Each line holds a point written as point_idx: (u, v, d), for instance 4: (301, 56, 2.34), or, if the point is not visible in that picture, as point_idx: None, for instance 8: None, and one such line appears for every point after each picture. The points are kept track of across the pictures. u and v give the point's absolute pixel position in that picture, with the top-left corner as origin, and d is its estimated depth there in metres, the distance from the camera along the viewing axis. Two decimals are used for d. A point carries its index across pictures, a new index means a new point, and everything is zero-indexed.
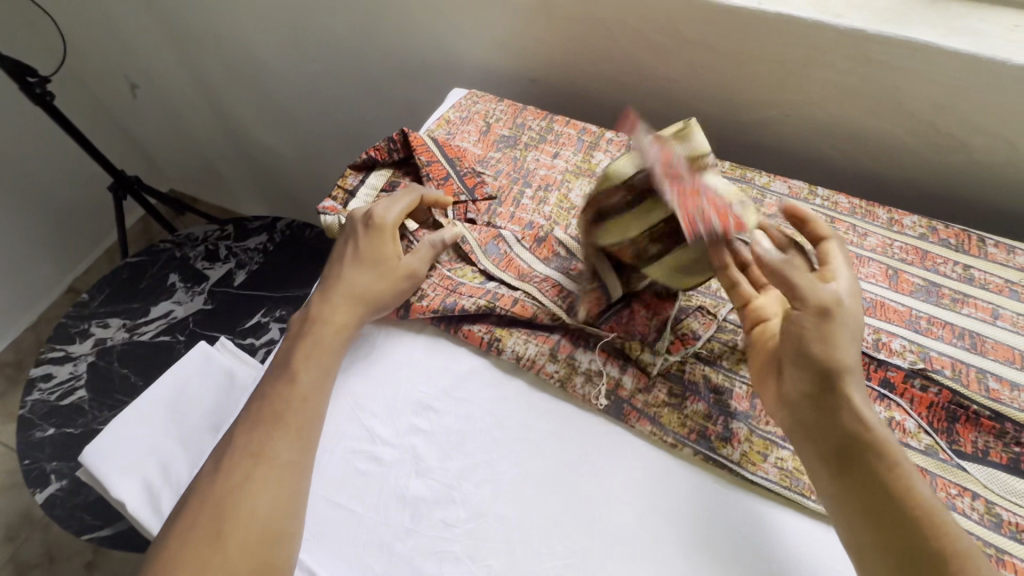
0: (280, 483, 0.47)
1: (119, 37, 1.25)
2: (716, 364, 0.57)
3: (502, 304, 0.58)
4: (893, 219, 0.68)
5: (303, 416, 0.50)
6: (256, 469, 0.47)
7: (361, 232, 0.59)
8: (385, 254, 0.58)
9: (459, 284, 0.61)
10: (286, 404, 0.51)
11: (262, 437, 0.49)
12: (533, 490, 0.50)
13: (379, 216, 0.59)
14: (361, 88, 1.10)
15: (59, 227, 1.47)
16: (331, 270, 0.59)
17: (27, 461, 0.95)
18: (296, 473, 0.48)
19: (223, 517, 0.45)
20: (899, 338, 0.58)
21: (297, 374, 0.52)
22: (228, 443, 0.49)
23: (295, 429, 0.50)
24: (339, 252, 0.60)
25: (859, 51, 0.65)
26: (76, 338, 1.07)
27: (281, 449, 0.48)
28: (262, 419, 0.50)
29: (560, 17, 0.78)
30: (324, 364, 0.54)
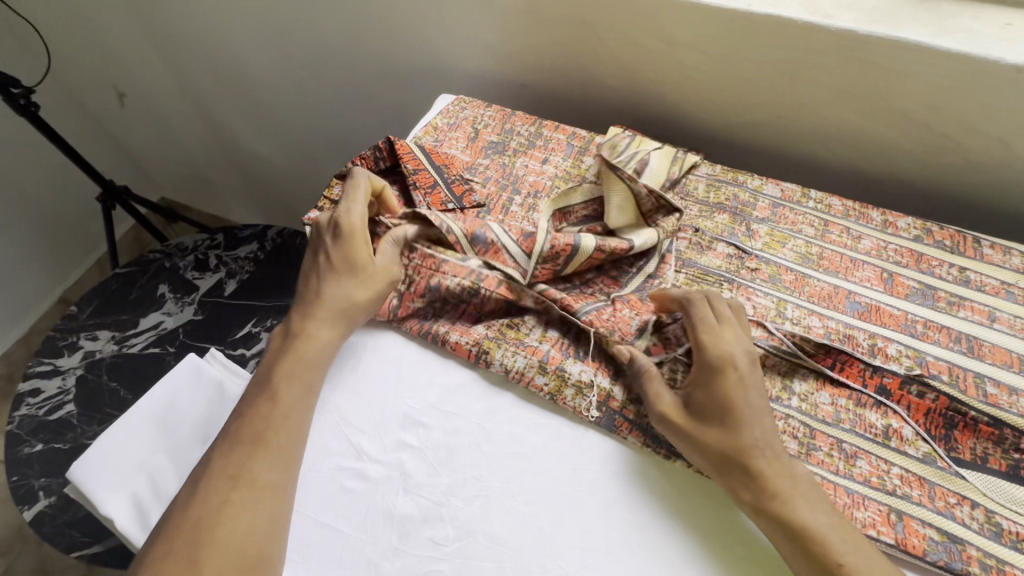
0: (263, 503, 0.46)
1: (105, 46, 1.24)
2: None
3: (487, 286, 0.59)
4: (887, 221, 0.67)
5: (284, 435, 0.49)
6: (237, 491, 0.45)
7: (331, 241, 0.57)
8: (359, 264, 0.56)
9: (441, 262, 0.60)
10: (268, 421, 0.49)
11: (243, 457, 0.47)
12: (524, 506, 0.49)
13: (345, 223, 0.57)
14: (349, 94, 1.09)
15: (48, 238, 1.45)
16: (309, 284, 0.57)
17: (15, 478, 0.94)
18: (284, 492, 0.47)
19: (201, 542, 0.43)
20: (895, 343, 0.57)
21: (277, 395, 0.51)
22: (203, 465, 0.48)
23: (275, 449, 0.48)
24: (311, 265, 0.58)
25: (850, 52, 0.65)
26: (64, 351, 1.06)
27: (262, 470, 0.47)
28: (242, 439, 0.48)
29: (548, 22, 0.77)
30: (303, 379, 0.52)
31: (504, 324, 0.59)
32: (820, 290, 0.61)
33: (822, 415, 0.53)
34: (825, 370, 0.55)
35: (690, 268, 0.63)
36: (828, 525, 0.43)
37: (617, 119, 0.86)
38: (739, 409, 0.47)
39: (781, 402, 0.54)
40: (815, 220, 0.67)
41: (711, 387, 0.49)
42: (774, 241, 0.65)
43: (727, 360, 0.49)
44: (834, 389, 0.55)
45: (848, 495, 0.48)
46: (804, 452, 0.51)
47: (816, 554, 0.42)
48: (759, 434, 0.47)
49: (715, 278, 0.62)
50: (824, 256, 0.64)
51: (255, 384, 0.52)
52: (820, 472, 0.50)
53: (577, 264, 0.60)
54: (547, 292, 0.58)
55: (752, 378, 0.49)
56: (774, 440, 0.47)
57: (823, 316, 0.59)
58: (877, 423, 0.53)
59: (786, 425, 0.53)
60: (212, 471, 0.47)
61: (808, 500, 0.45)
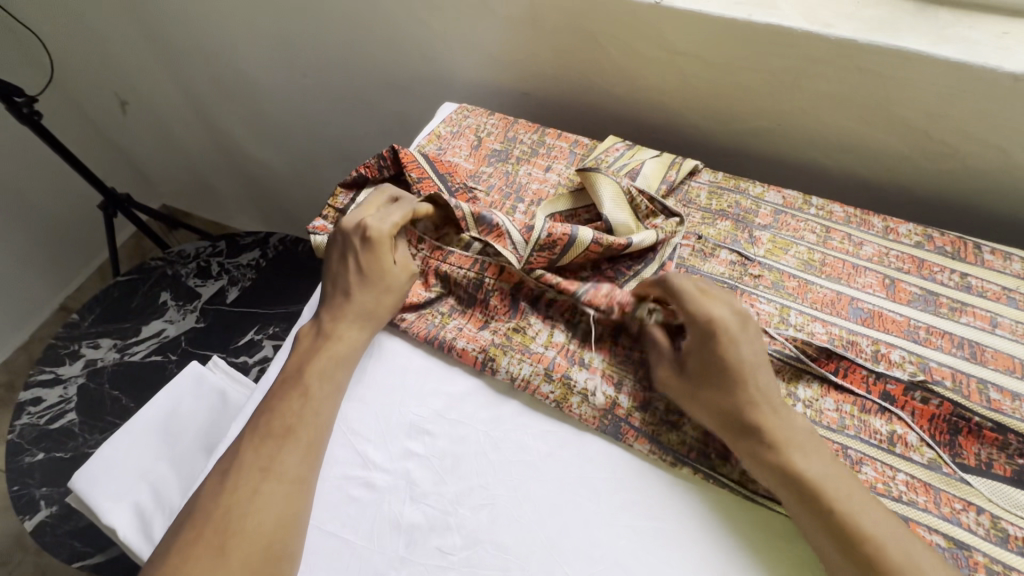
0: (291, 498, 0.46)
1: (108, 55, 1.25)
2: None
3: (489, 276, 0.61)
4: (889, 228, 0.67)
5: (314, 431, 0.50)
6: (267, 481, 0.46)
7: (359, 247, 0.57)
8: (386, 269, 0.57)
9: (448, 254, 0.62)
10: (300, 415, 0.50)
11: (272, 450, 0.48)
12: (531, 513, 0.49)
13: (375, 230, 0.57)
14: (351, 102, 1.09)
15: (49, 246, 1.45)
16: (336, 287, 0.58)
17: (16, 488, 0.93)
18: (301, 495, 0.47)
19: (226, 536, 0.43)
20: (898, 349, 0.58)
21: (308, 390, 0.51)
22: (217, 470, 0.48)
23: (305, 445, 0.49)
24: (337, 268, 0.58)
25: (850, 60, 0.65)
26: (66, 360, 1.05)
27: (292, 462, 0.48)
28: (272, 432, 0.49)
29: (550, 31, 0.78)
30: (332, 378, 0.53)
31: (510, 328, 0.59)
32: (823, 296, 0.62)
33: (827, 422, 0.53)
34: (829, 375, 0.56)
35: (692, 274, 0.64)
36: (824, 472, 0.45)
37: (618, 126, 0.86)
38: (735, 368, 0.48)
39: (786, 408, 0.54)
40: (817, 226, 0.68)
41: (704, 350, 0.49)
42: (776, 247, 0.66)
43: (719, 323, 0.49)
44: (839, 395, 0.55)
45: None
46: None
47: (817, 500, 0.44)
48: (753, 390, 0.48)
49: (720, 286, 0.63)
50: (827, 263, 0.64)
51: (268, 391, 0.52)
52: None
53: (573, 255, 0.60)
54: (543, 277, 0.58)
55: (744, 335, 0.49)
56: (768, 395, 0.48)
57: (827, 322, 0.60)
58: (882, 430, 0.53)
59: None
60: (242, 462, 0.47)
61: (806, 450, 0.47)
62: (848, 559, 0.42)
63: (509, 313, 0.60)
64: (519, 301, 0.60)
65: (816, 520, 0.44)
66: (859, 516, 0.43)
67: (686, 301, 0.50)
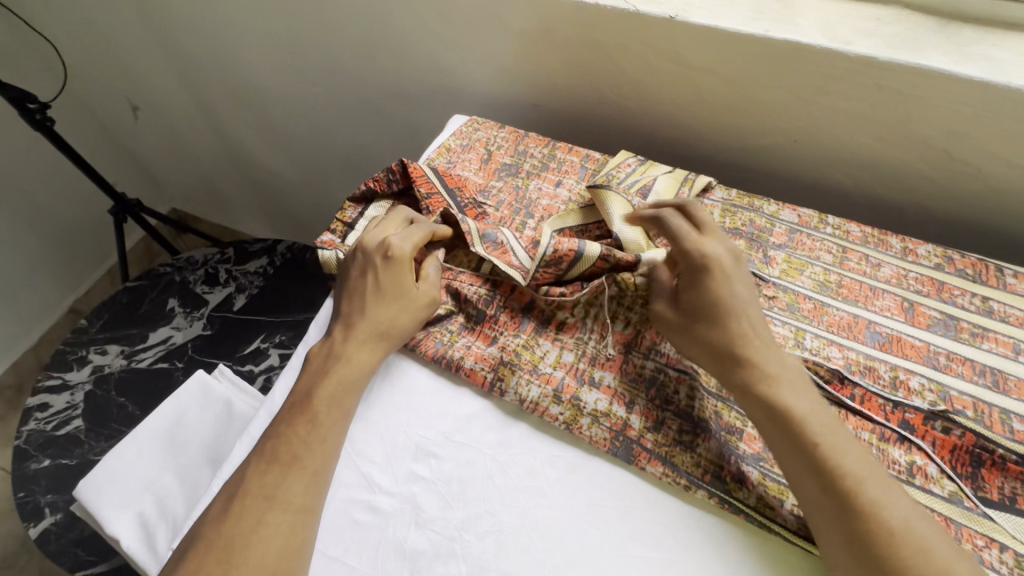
0: (296, 528, 0.45)
1: (120, 60, 1.25)
2: (728, 399, 0.54)
3: (501, 294, 0.61)
4: (907, 249, 0.66)
5: (320, 458, 0.49)
6: (271, 512, 0.45)
7: (380, 265, 0.57)
8: (406, 289, 0.57)
9: (457, 274, 0.63)
10: (307, 443, 0.49)
11: (276, 478, 0.47)
12: (539, 542, 0.48)
13: (397, 248, 0.57)
14: (361, 112, 1.09)
15: (59, 249, 1.46)
16: (352, 305, 0.57)
17: (21, 495, 0.93)
18: (306, 523, 0.46)
19: (229, 567, 0.43)
20: (917, 376, 0.56)
21: (315, 416, 0.51)
22: (224, 496, 0.47)
23: (310, 472, 0.48)
24: (355, 285, 0.58)
25: (870, 78, 0.64)
26: (74, 365, 1.06)
27: (295, 491, 0.47)
28: (278, 458, 0.48)
29: (562, 45, 0.77)
30: (340, 402, 0.52)
31: (518, 344, 0.58)
32: (840, 320, 0.60)
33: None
34: (846, 401, 0.54)
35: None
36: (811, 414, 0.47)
37: (630, 140, 0.85)
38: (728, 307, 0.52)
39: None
40: (833, 246, 0.66)
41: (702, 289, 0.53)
42: (791, 268, 0.65)
43: (713, 263, 0.53)
44: (857, 421, 0.53)
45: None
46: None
47: (801, 437, 0.45)
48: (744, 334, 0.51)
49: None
50: (843, 284, 0.63)
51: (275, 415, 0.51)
52: None
53: (580, 272, 0.58)
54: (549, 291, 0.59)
55: (739, 276, 0.53)
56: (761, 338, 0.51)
57: (844, 347, 0.58)
58: (900, 460, 0.51)
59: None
60: (247, 490, 0.46)
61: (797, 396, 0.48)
62: (823, 491, 0.43)
63: (518, 328, 0.59)
64: (530, 319, 0.60)
65: (796, 454, 0.45)
66: (839, 452, 0.44)
67: (682, 243, 0.54)
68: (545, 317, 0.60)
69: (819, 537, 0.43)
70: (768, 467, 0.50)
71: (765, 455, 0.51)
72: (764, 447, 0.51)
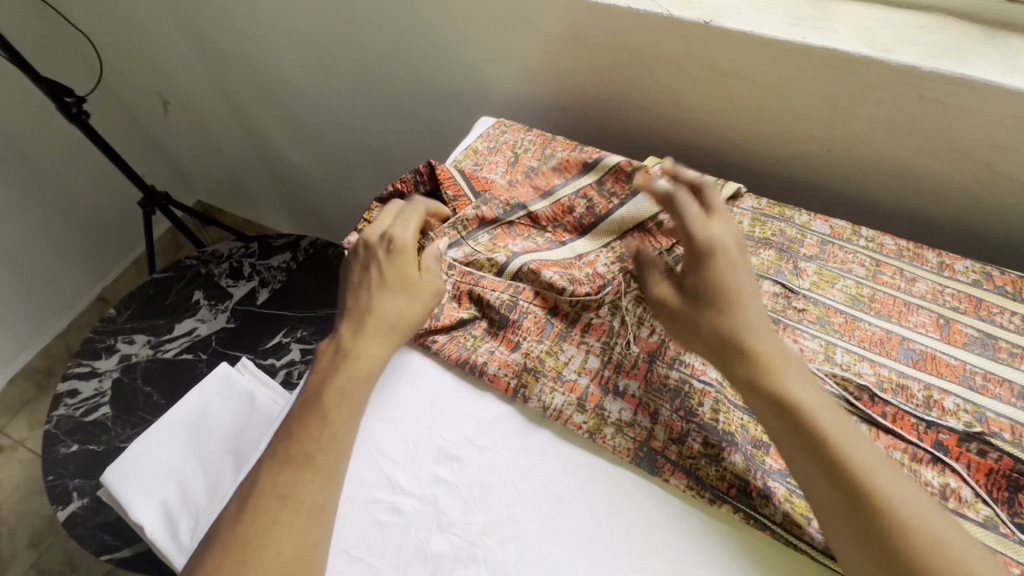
0: (310, 528, 0.46)
1: (154, 56, 1.28)
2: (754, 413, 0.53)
3: (524, 298, 0.60)
4: (943, 263, 0.64)
5: (334, 458, 0.49)
6: (285, 511, 0.46)
7: (382, 257, 0.57)
8: (411, 276, 0.57)
9: (478, 278, 0.62)
10: (319, 443, 0.49)
11: (290, 477, 0.47)
12: (562, 549, 0.48)
13: (400, 239, 0.58)
14: (388, 111, 1.09)
15: (89, 238, 1.50)
16: (359, 300, 0.56)
17: (50, 478, 0.96)
18: (321, 521, 0.47)
19: (246, 565, 0.43)
20: (951, 396, 0.55)
21: (327, 415, 0.51)
22: (245, 490, 0.48)
23: (324, 471, 0.48)
24: (359, 279, 0.57)
25: (911, 88, 0.62)
26: (102, 354, 1.08)
27: (308, 491, 0.47)
28: (292, 458, 0.48)
29: (593, 48, 0.77)
30: (351, 400, 0.52)
31: (542, 350, 0.58)
32: (872, 335, 0.59)
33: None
34: (876, 419, 0.53)
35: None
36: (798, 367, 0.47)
37: (659, 146, 0.84)
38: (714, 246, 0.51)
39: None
40: (866, 259, 0.65)
41: (705, 275, 0.50)
42: (822, 280, 0.63)
43: (718, 245, 0.51)
44: (889, 440, 0.52)
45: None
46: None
47: (816, 434, 0.43)
48: (734, 274, 0.50)
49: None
50: (876, 298, 0.62)
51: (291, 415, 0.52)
52: None
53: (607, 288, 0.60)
54: (575, 291, 0.59)
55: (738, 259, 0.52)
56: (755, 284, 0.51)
57: (875, 363, 0.57)
58: (933, 481, 0.50)
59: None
60: (262, 490, 0.47)
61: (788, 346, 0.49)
62: (837, 487, 0.42)
63: (541, 334, 0.59)
64: (553, 323, 0.60)
65: (817, 471, 0.43)
66: (850, 445, 0.43)
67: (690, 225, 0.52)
68: (568, 323, 0.60)
69: (833, 534, 0.42)
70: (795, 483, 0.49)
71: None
72: None
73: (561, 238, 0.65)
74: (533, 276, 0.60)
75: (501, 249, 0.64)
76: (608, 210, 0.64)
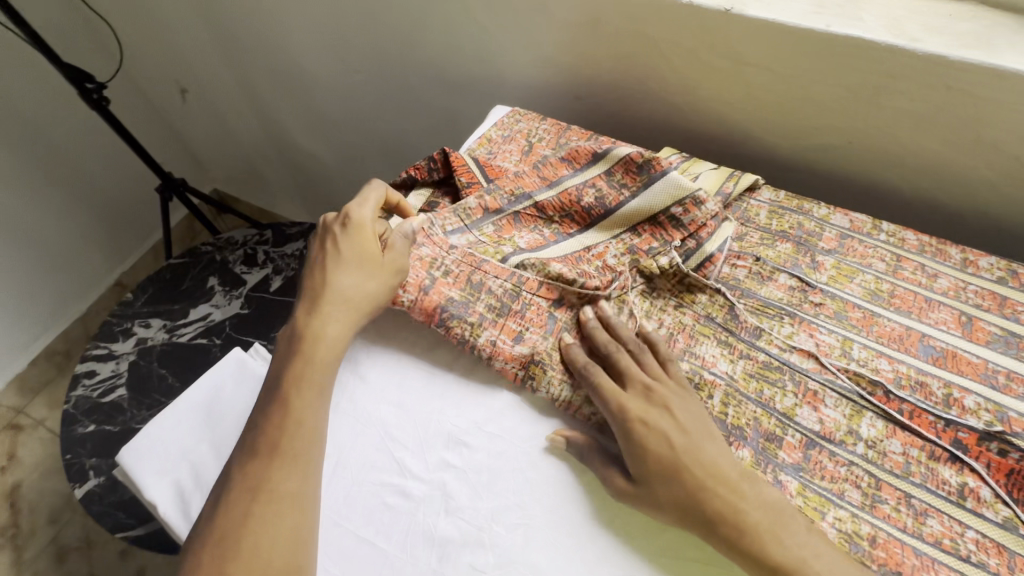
0: (283, 515, 0.46)
1: (172, 43, 1.29)
2: (768, 407, 0.53)
3: (528, 289, 0.58)
4: (967, 260, 0.62)
5: (300, 444, 0.50)
6: (257, 502, 0.46)
7: (337, 233, 0.58)
8: (365, 249, 0.57)
9: (482, 263, 0.59)
10: (285, 431, 0.50)
11: (262, 467, 0.48)
12: (567, 538, 0.48)
13: (355, 215, 0.59)
14: (402, 99, 1.09)
15: (108, 224, 1.53)
16: (314, 278, 0.57)
17: (68, 456, 0.98)
18: (300, 505, 0.47)
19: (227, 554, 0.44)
20: (972, 394, 0.53)
21: (289, 402, 0.51)
22: (230, 473, 0.49)
23: (291, 458, 0.49)
24: (315, 256, 0.58)
25: (935, 79, 0.61)
26: (119, 336, 1.10)
27: (283, 479, 0.48)
28: (260, 451, 0.49)
29: (610, 35, 0.76)
30: (316, 385, 0.53)
31: (548, 348, 0.56)
32: (891, 331, 0.58)
33: (890, 466, 0.50)
34: (892, 415, 0.52)
35: (734, 344, 0.57)
36: (766, 518, 0.44)
37: (675, 137, 0.83)
38: (629, 421, 0.49)
39: (844, 446, 0.51)
40: (887, 253, 0.63)
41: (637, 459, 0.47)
42: (840, 274, 0.62)
43: (635, 418, 0.49)
44: (906, 437, 0.51)
45: (917, 556, 0.46)
46: (869, 504, 0.48)
47: None
48: (658, 441, 0.47)
49: (779, 371, 0.55)
50: (896, 294, 0.60)
51: (269, 403, 0.52)
52: (885, 526, 0.47)
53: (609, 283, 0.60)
54: (584, 283, 0.58)
55: (666, 421, 0.48)
56: (685, 433, 0.48)
57: (894, 360, 0.56)
58: (951, 480, 0.49)
59: (849, 472, 0.50)
60: (232, 485, 0.48)
61: (749, 489, 0.45)
62: None
63: (545, 329, 0.57)
64: (557, 317, 0.58)
65: None
66: None
67: (605, 402, 0.50)
68: (573, 317, 0.59)
69: None
70: (808, 478, 0.50)
71: (804, 465, 0.50)
72: (804, 457, 0.51)
73: (570, 230, 0.64)
74: (540, 265, 0.59)
75: (507, 242, 0.63)
76: (619, 203, 0.62)
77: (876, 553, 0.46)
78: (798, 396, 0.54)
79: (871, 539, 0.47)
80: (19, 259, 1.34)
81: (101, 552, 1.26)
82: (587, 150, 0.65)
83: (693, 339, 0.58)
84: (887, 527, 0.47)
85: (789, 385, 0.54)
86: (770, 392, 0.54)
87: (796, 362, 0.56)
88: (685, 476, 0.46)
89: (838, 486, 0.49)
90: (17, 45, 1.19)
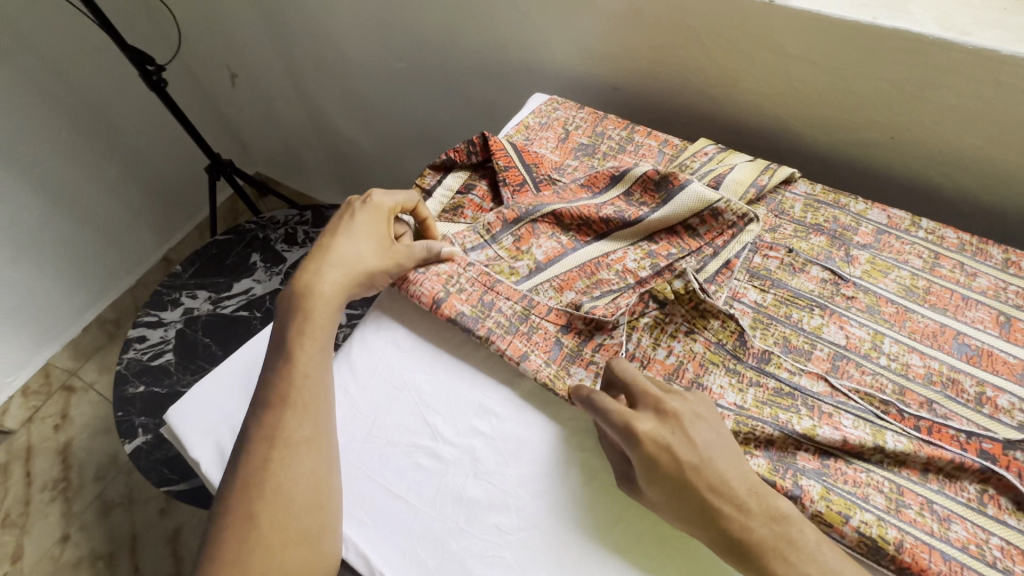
0: (302, 457, 0.50)
1: (227, 30, 1.35)
2: (785, 429, 0.51)
3: (537, 312, 0.59)
4: (1009, 260, 0.61)
5: (308, 394, 0.53)
6: (275, 450, 0.50)
7: (357, 208, 0.63)
8: (378, 232, 0.61)
9: (496, 281, 0.61)
10: (292, 383, 0.54)
11: (275, 418, 0.52)
12: (589, 505, 0.51)
13: (378, 200, 0.63)
14: (442, 88, 1.12)
15: (159, 200, 1.62)
16: (325, 238, 0.62)
17: (120, 414, 1.05)
18: (314, 448, 0.51)
19: (258, 495, 0.48)
20: (1007, 394, 0.53)
21: (294, 355, 0.55)
22: (248, 423, 0.52)
23: (300, 407, 0.52)
24: (333, 224, 0.63)
25: (986, 74, 0.60)
26: (168, 305, 1.17)
27: (297, 427, 0.51)
28: (270, 402, 0.53)
29: (651, 25, 0.76)
30: (317, 340, 0.56)
31: (550, 374, 0.56)
32: (924, 328, 0.57)
33: (907, 473, 0.50)
34: (912, 432, 0.51)
35: (743, 371, 0.56)
36: (772, 535, 0.44)
37: (712, 129, 0.84)
38: (639, 442, 0.47)
39: (863, 457, 0.50)
40: (924, 251, 0.63)
41: (660, 479, 0.46)
42: (875, 269, 0.62)
43: (646, 439, 0.47)
44: (932, 451, 0.49)
45: (945, 561, 0.45)
46: (894, 508, 0.48)
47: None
48: (668, 461, 0.46)
49: (791, 397, 0.54)
50: (932, 291, 0.60)
51: (281, 361, 0.55)
52: (913, 532, 0.46)
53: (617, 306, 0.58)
54: (592, 308, 0.58)
55: (678, 440, 0.47)
56: (694, 448, 0.47)
57: (926, 356, 0.56)
58: (970, 487, 0.49)
59: (870, 478, 0.49)
60: (261, 435, 0.51)
61: (755, 505, 0.45)
62: None
63: (548, 355, 0.57)
64: (563, 343, 0.58)
65: None
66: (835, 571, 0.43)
67: (614, 427, 0.49)
68: (580, 342, 0.58)
69: None
70: (832, 482, 0.49)
71: (826, 470, 0.50)
72: (823, 465, 0.50)
73: (585, 238, 0.65)
74: (553, 292, 0.61)
75: (524, 255, 0.64)
76: (638, 216, 0.63)
77: (901, 558, 0.45)
78: (814, 418, 0.52)
79: (898, 544, 0.45)
80: (78, 229, 1.43)
81: (143, 509, 1.34)
82: (605, 174, 0.68)
83: (703, 367, 0.56)
84: (910, 528, 0.47)
85: (803, 410, 0.53)
86: (785, 416, 0.52)
87: (806, 386, 0.54)
88: (688, 490, 0.46)
89: (862, 490, 0.49)
90: (86, 27, 1.27)
